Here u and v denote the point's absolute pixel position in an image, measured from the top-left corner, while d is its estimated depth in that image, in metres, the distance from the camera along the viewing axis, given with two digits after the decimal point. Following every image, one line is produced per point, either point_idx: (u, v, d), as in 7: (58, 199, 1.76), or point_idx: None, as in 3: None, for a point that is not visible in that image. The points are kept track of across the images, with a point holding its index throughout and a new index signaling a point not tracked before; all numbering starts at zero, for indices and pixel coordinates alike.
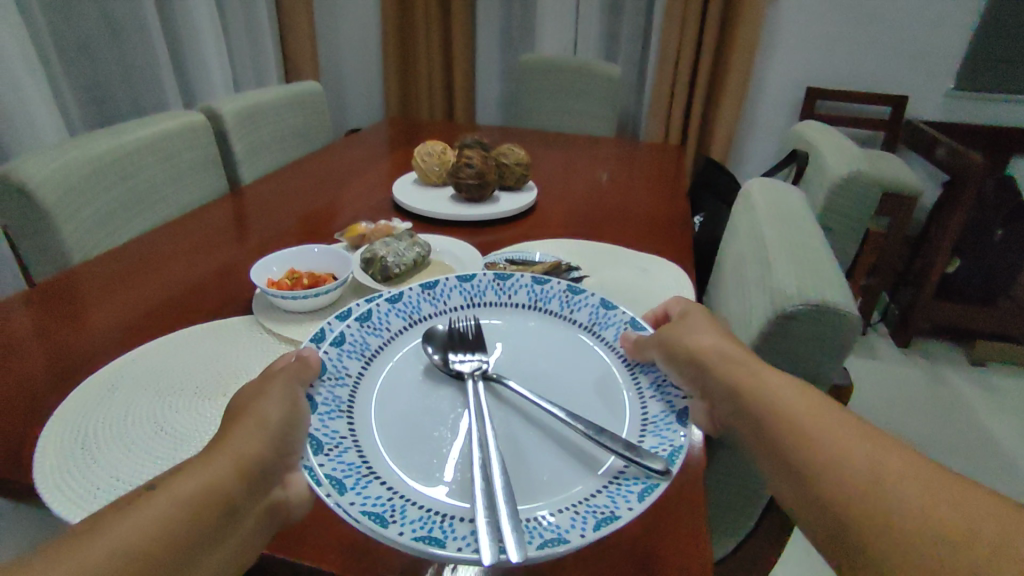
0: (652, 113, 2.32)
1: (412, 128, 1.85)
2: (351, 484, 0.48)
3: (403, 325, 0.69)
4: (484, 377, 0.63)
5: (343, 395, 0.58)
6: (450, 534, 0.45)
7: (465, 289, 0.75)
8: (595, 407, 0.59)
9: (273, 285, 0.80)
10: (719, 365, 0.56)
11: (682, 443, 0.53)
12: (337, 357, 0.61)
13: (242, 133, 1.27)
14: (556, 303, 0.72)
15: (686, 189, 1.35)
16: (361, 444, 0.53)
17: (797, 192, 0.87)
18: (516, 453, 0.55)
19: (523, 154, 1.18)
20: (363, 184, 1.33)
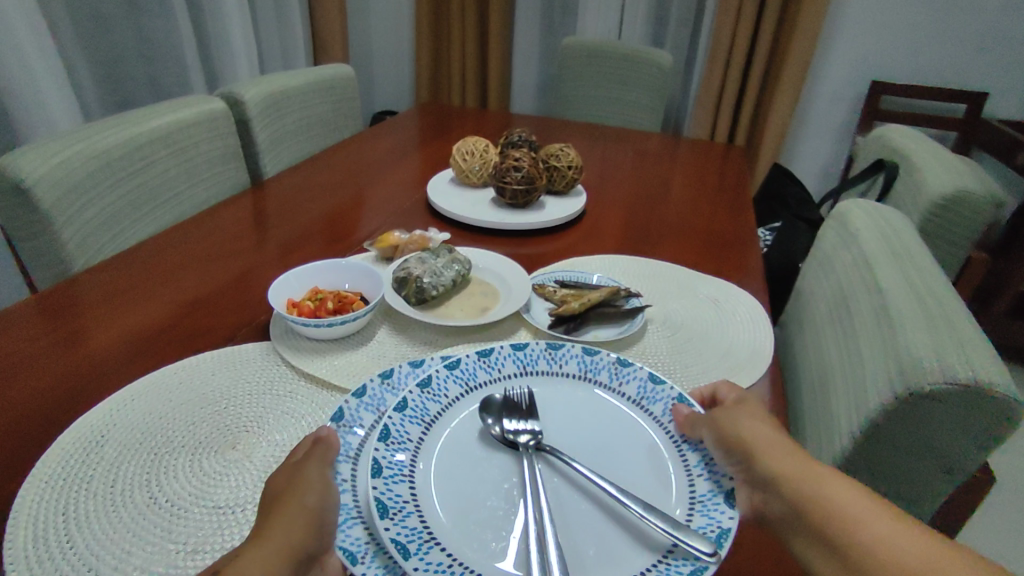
0: (700, 105, 2.16)
1: (445, 115, 1.73)
2: (413, 548, 0.44)
3: (462, 392, 0.60)
4: (539, 447, 0.54)
5: (407, 460, 0.52)
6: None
7: (519, 357, 0.65)
8: (650, 480, 0.52)
9: (295, 309, 0.70)
10: (764, 448, 0.50)
11: (731, 525, 0.47)
12: (398, 421, 0.54)
13: (267, 121, 1.17)
14: (604, 374, 0.62)
15: (747, 197, 1.22)
16: (423, 506, 0.48)
17: (901, 214, 0.73)
18: (564, 518, 0.49)
19: (576, 156, 1.06)
20: (393, 182, 1.22)
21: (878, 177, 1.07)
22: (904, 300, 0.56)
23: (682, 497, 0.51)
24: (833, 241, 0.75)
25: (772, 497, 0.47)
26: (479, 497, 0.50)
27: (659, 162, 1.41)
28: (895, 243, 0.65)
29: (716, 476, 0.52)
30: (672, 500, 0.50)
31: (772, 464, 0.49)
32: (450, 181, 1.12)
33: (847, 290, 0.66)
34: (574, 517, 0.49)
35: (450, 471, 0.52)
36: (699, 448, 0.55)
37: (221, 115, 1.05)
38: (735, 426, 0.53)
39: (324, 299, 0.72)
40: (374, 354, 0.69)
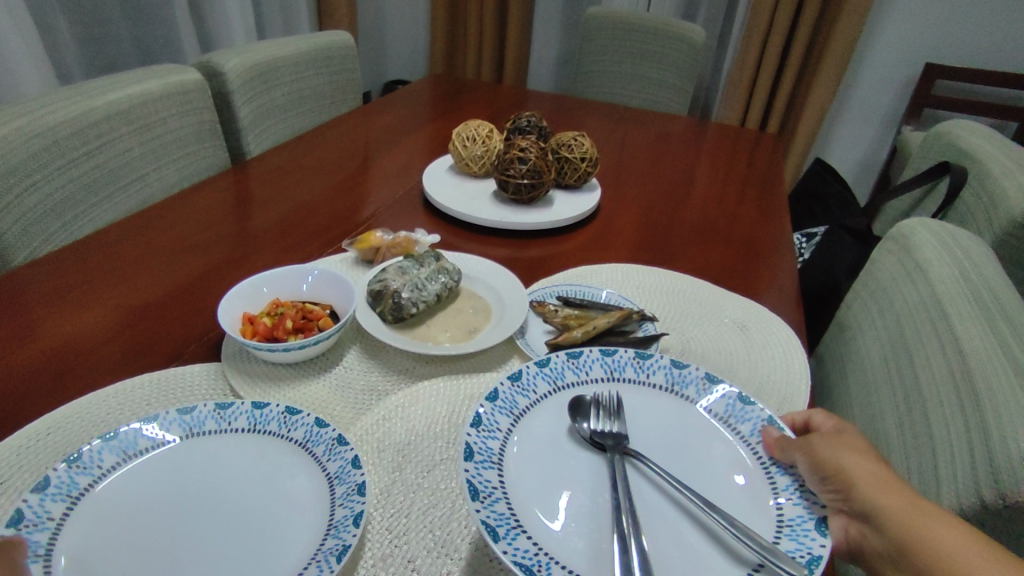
0: (732, 86, 2.00)
1: (458, 90, 1.60)
2: (502, 532, 0.41)
3: (551, 390, 0.55)
4: (623, 452, 0.49)
5: (496, 447, 0.48)
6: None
7: (607, 362, 0.57)
8: (734, 495, 0.46)
9: (247, 326, 0.60)
10: (865, 481, 0.44)
11: (822, 554, 0.41)
12: (489, 411, 0.50)
13: (250, 94, 1.06)
14: (692, 389, 0.55)
15: (783, 195, 1.09)
16: (512, 493, 0.45)
17: (982, 243, 0.63)
18: (655, 531, 0.44)
19: (592, 147, 0.94)
20: (392, 164, 1.11)
21: (940, 181, 0.96)
22: (1000, 380, 0.47)
23: (767, 514, 0.45)
24: (899, 278, 0.64)
25: (873, 533, 0.42)
26: (571, 494, 0.46)
27: (685, 151, 1.26)
28: (986, 299, 0.54)
29: (809, 499, 0.45)
30: (755, 512, 0.45)
31: (875, 501, 0.43)
32: (450, 170, 1.00)
33: (918, 348, 0.56)
34: (660, 533, 0.44)
35: (534, 461, 0.49)
36: (790, 471, 0.47)
37: (195, 87, 0.94)
38: (836, 453, 0.46)
39: (284, 315, 0.61)
40: (338, 384, 0.59)
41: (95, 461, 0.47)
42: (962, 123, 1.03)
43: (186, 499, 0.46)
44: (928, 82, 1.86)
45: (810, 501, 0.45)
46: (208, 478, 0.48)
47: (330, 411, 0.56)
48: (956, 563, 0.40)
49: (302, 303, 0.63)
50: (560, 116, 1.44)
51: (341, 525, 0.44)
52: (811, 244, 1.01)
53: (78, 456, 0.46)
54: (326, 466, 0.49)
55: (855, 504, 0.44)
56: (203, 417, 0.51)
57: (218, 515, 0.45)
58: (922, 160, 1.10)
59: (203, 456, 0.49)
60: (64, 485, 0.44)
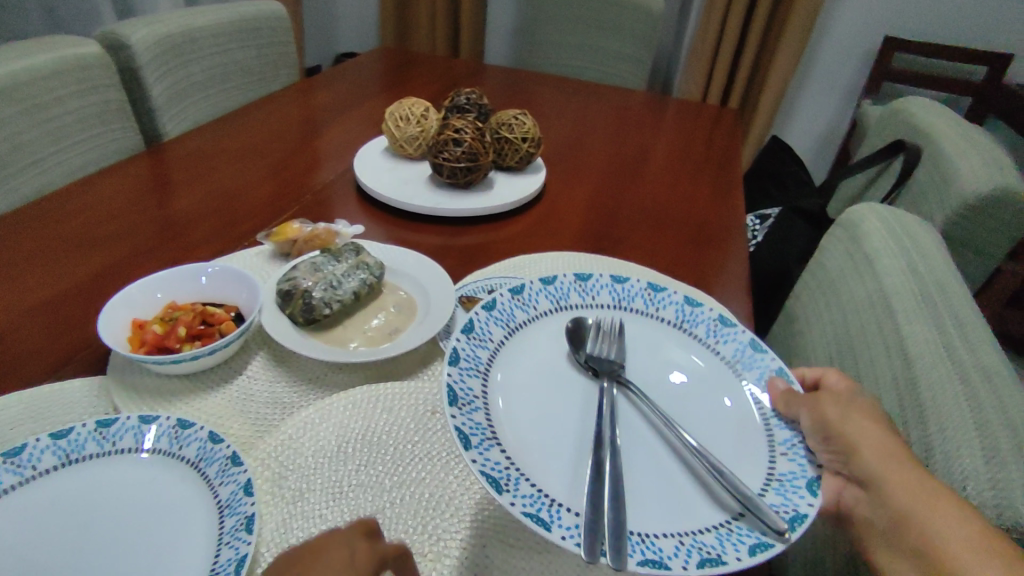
0: (692, 60, 1.95)
1: (407, 61, 1.52)
2: (475, 441, 0.40)
3: (553, 308, 0.55)
4: (617, 382, 0.50)
5: (485, 358, 0.48)
6: (556, 520, 0.37)
7: (617, 290, 0.58)
8: (721, 431, 0.46)
9: (136, 332, 0.53)
10: (871, 447, 0.43)
11: (808, 512, 0.39)
12: (483, 319, 0.51)
13: (162, 70, 0.97)
14: (702, 329, 0.54)
15: (739, 174, 1.05)
16: (494, 410, 0.45)
17: (935, 239, 0.60)
18: (636, 459, 0.44)
19: (534, 126, 0.88)
20: (327, 143, 1.04)
21: (894, 161, 0.93)
22: (947, 395, 0.45)
23: (759, 465, 0.43)
24: (851, 272, 0.62)
25: (865, 498, 0.42)
26: (560, 419, 0.46)
27: (640, 128, 1.21)
28: (935, 298, 0.52)
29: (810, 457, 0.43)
30: (744, 452, 0.44)
31: (870, 467, 0.42)
32: (385, 152, 0.93)
33: (870, 354, 0.54)
34: (637, 458, 0.44)
35: (518, 385, 0.48)
36: (793, 426, 0.45)
37: (96, 63, 0.86)
38: (846, 418, 0.44)
39: (177, 321, 0.54)
40: (241, 397, 0.53)
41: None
42: (918, 100, 1.00)
43: (53, 549, 0.40)
44: (888, 54, 1.83)
45: (810, 455, 0.43)
46: (80, 519, 0.41)
47: (226, 425, 0.50)
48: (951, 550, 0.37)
49: (201, 307, 0.56)
50: (514, 90, 1.37)
51: (223, 572, 0.38)
52: (764, 226, 0.98)
53: None
54: (219, 491, 0.43)
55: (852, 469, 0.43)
56: (80, 441, 0.45)
57: (92, 558, 0.39)
58: (878, 138, 1.08)
59: (80, 490, 0.43)
60: None
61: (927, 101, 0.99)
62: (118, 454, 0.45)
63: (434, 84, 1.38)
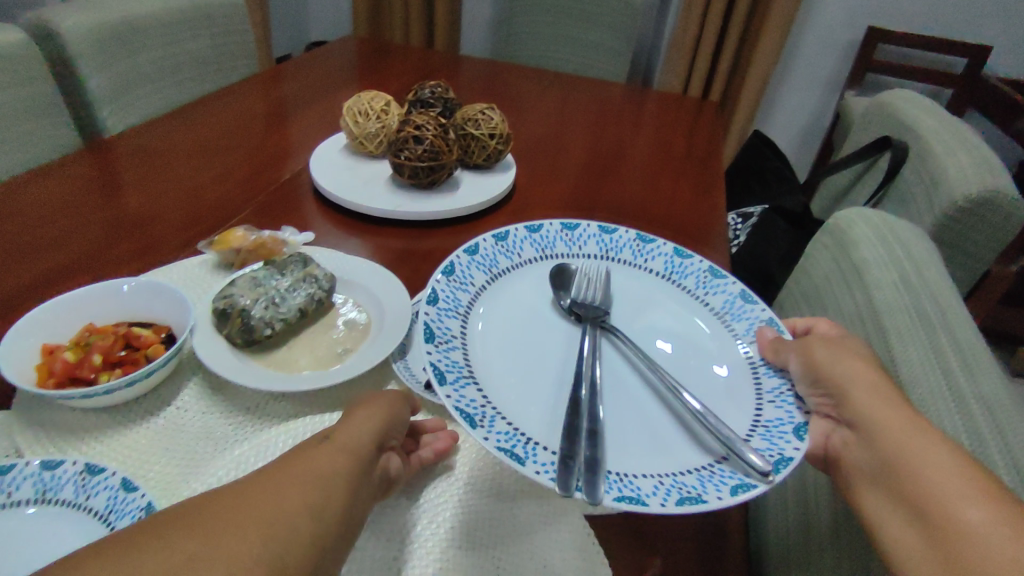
0: (672, 51, 1.91)
1: (379, 50, 1.45)
2: (450, 378, 0.40)
3: (537, 257, 0.57)
4: (600, 327, 0.50)
5: (465, 300, 0.49)
6: (531, 456, 0.36)
7: (604, 240, 0.60)
8: (716, 386, 0.45)
9: (47, 358, 0.47)
10: (862, 393, 0.43)
11: (794, 455, 0.38)
12: (465, 264, 0.52)
13: (101, 59, 0.91)
14: (691, 279, 0.55)
15: (719, 169, 1.01)
16: (473, 350, 0.45)
17: (930, 249, 0.56)
18: (619, 396, 0.44)
19: (502, 123, 0.83)
20: (286, 137, 0.98)
21: (881, 157, 0.89)
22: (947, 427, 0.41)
23: (745, 411, 0.43)
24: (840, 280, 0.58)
25: (854, 438, 0.43)
26: (540, 356, 0.47)
27: (619, 120, 1.17)
28: (931, 314, 0.49)
29: (798, 402, 0.43)
30: (731, 405, 0.43)
31: (863, 410, 0.43)
32: (345, 150, 0.87)
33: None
34: (618, 396, 0.44)
35: (498, 330, 0.48)
36: (783, 374, 0.45)
37: (20, 53, 0.79)
38: (845, 364, 0.44)
39: (93, 347, 0.48)
40: (167, 434, 0.47)
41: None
42: (905, 94, 0.96)
43: None
44: (870, 45, 1.80)
45: (799, 402, 0.43)
46: None
47: (146, 470, 0.44)
48: (939, 491, 0.37)
49: (124, 329, 0.51)
50: (489, 80, 1.31)
51: None
52: (746, 226, 0.94)
53: None
54: None
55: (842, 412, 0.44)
56: None
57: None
58: (863, 132, 1.04)
59: None
60: None
61: (915, 95, 0.95)
62: (11, 508, 0.39)
63: (406, 75, 1.31)
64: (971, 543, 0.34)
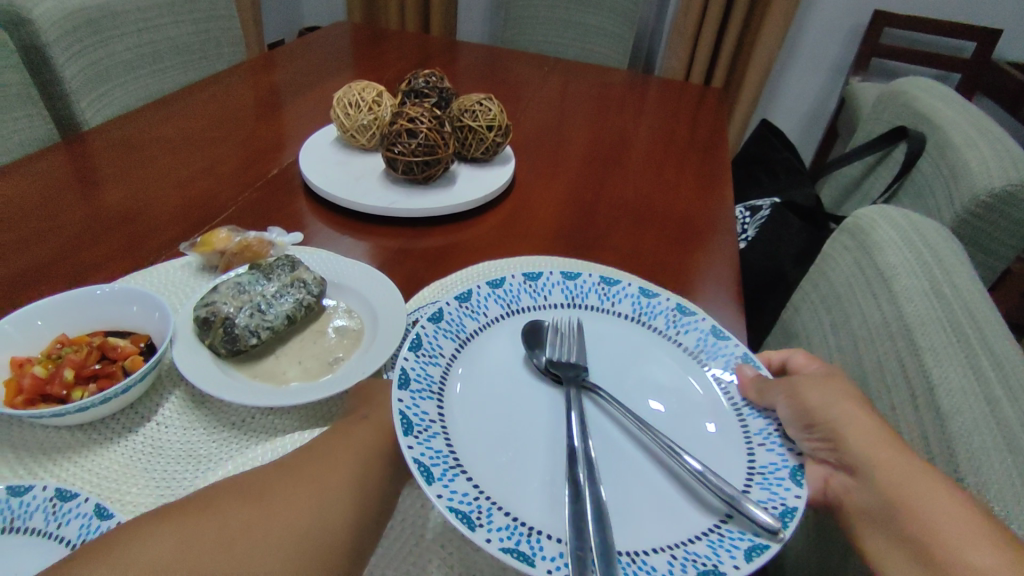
0: (673, 36, 1.86)
1: (374, 36, 1.40)
2: (437, 473, 0.34)
3: (504, 313, 0.50)
4: (581, 385, 0.44)
5: (437, 376, 0.42)
6: (538, 551, 0.32)
7: (568, 287, 0.53)
8: (714, 443, 0.40)
9: (18, 372, 0.44)
10: (857, 431, 0.39)
11: (797, 505, 0.35)
12: (431, 334, 0.45)
13: (76, 47, 0.87)
14: (661, 320, 0.50)
15: (726, 159, 0.97)
16: (456, 434, 0.38)
17: (961, 252, 0.53)
18: (613, 466, 0.39)
19: (502, 113, 0.79)
20: (277, 128, 0.94)
21: (894, 148, 0.86)
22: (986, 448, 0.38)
23: (737, 462, 0.39)
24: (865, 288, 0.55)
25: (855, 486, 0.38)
26: (518, 431, 0.40)
27: (621, 109, 1.13)
28: (963, 323, 0.45)
29: (785, 446, 0.39)
30: (728, 449, 0.40)
31: (862, 452, 0.38)
32: (336, 144, 0.84)
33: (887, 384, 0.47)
34: (613, 464, 0.39)
35: (474, 404, 0.41)
36: (767, 414, 0.41)
37: None
38: (839, 400, 0.40)
39: (64, 361, 0.46)
40: (148, 450, 0.44)
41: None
42: (923, 83, 0.92)
43: None
44: (876, 29, 1.74)
45: (788, 443, 0.39)
46: None
47: (122, 494, 0.41)
48: (946, 537, 0.34)
49: (98, 341, 0.48)
50: (487, 68, 1.27)
51: None
52: (755, 221, 0.91)
53: None
54: None
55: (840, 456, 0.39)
56: None
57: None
58: (876, 122, 1.00)
59: None
60: None
61: (933, 83, 0.91)
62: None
63: (401, 62, 1.27)
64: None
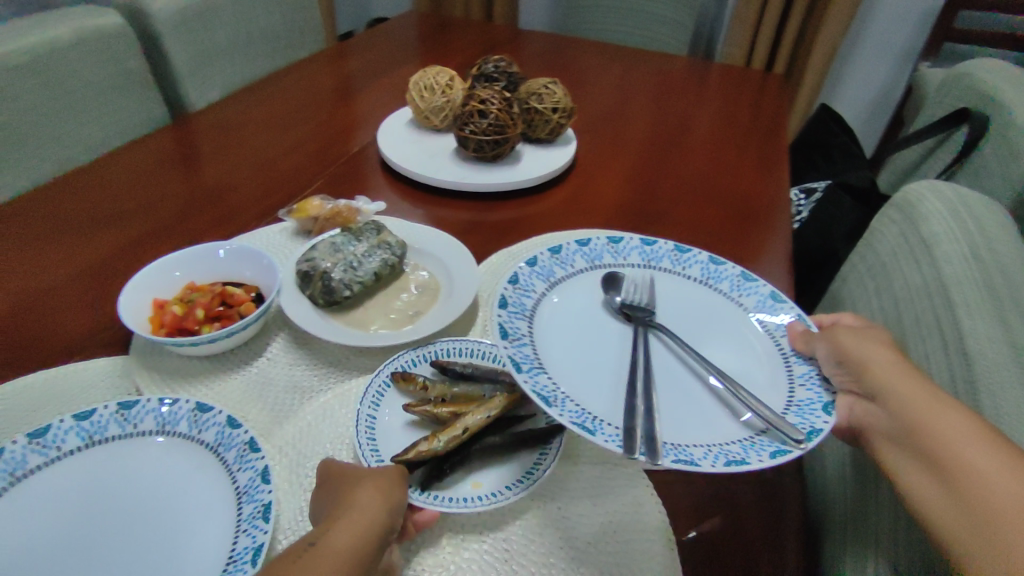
0: (733, 24, 1.86)
1: (442, 25, 1.46)
2: (525, 368, 0.42)
3: (588, 266, 0.56)
4: (648, 325, 0.51)
5: (530, 304, 0.50)
6: (600, 428, 0.38)
7: (645, 251, 0.58)
8: (756, 376, 0.46)
9: (158, 312, 0.53)
10: (884, 367, 0.43)
11: (824, 428, 0.40)
12: (526, 273, 0.52)
13: (186, 39, 0.98)
14: (726, 283, 0.54)
15: (783, 142, 0.99)
16: (541, 347, 0.46)
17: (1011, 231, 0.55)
18: (673, 386, 0.45)
19: (566, 95, 0.84)
20: (356, 110, 1.02)
21: (958, 130, 0.86)
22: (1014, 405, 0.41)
23: (780, 392, 0.44)
24: (917, 262, 0.58)
25: (880, 413, 0.42)
26: (593, 356, 0.47)
27: (681, 95, 1.15)
28: None
29: (824, 387, 0.44)
30: (767, 387, 0.45)
31: (887, 385, 0.42)
32: (411, 125, 0.91)
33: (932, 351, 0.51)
34: (671, 384, 0.45)
35: (557, 328, 0.49)
36: (811, 362, 0.46)
37: (116, 34, 0.88)
38: (868, 345, 0.44)
39: (196, 303, 0.54)
40: (257, 380, 0.52)
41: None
42: (993, 66, 0.91)
43: (73, 521, 0.40)
44: (950, 11, 1.69)
45: (825, 385, 0.44)
46: (96, 508, 0.41)
47: (245, 413, 0.49)
48: (954, 445, 0.38)
49: (220, 288, 0.56)
50: (550, 54, 1.32)
51: (239, 560, 0.37)
52: (809, 203, 0.94)
53: None
54: (237, 476, 0.42)
55: (866, 388, 0.43)
56: (103, 422, 0.45)
57: (114, 536, 0.40)
58: (941, 105, 0.99)
59: (106, 470, 0.43)
60: None
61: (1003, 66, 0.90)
62: (139, 436, 0.45)
63: (468, 50, 1.33)
64: (983, 489, 0.36)
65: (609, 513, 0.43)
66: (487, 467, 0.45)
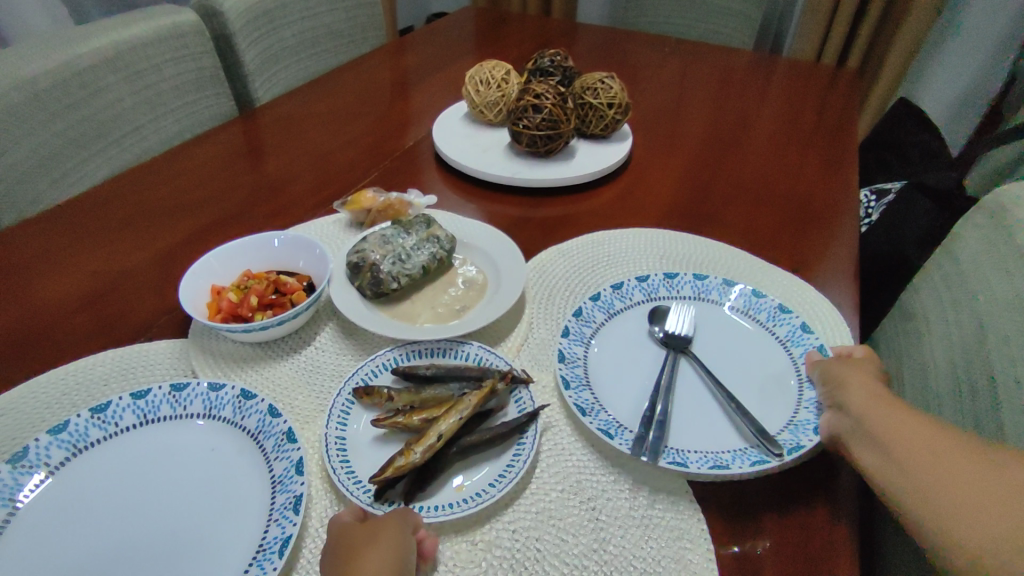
0: (805, 17, 1.77)
1: (501, 19, 1.46)
2: (573, 385, 0.49)
3: (645, 299, 0.58)
4: (682, 351, 0.53)
5: (588, 334, 0.54)
6: (620, 434, 0.45)
7: (698, 284, 0.59)
8: (750, 381, 0.51)
9: (214, 299, 0.55)
10: (856, 383, 0.45)
11: (807, 445, 0.44)
12: (589, 307, 0.57)
13: (255, 35, 1.01)
14: (762, 315, 0.56)
15: (853, 141, 0.94)
16: (593, 364, 0.52)
17: None
18: (697, 403, 0.49)
19: (622, 91, 0.82)
20: (411, 103, 1.03)
21: None
22: None
23: (780, 412, 0.48)
24: (1010, 276, 0.53)
25: (851, 420, 0.42)
26: (634, 381, 0.51)
27: (743, 90, 1.11)
28: None
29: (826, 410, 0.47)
30: (776, 401, 0.49)
31: (859, 397, 0.43)
32: (465, 119, 0.91)
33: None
34: (692, 396, 0.50)
35: (611, 352, 0.54)
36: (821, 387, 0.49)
37: (190, 30, 0.91)
38: (846, 367, 0.47)
39: (251, 289, 0.55)
40: (305, 367, 0.53)
41: (42, 459, 0.42)
42: None
43: (126, 493, 0.42)
44: None
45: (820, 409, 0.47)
46: (146, 483, 0.43)
47: (291, 401, 0.50)
48: (920, 444, 0.39)
49: (274, 277, 0.57)
50: (609, 48, 1.29)
51: (268, 549, 0.38)
52: (880, 205, 0.89)
53: (23, 454, 0.42)
54: (274, 465, 0.43)
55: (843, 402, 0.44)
56: (156, 402, 0.47)
57: (164, 511, 0.41)
58: None
59: (156, 449, 0.45)
60: (7, 488, 0.41)
61: None
62: (188, 418, 0.46)
63: (526, 45, 1.32)
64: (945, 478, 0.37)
65: (641, 519, 0.42)
66: (463, 468, 0.44)
